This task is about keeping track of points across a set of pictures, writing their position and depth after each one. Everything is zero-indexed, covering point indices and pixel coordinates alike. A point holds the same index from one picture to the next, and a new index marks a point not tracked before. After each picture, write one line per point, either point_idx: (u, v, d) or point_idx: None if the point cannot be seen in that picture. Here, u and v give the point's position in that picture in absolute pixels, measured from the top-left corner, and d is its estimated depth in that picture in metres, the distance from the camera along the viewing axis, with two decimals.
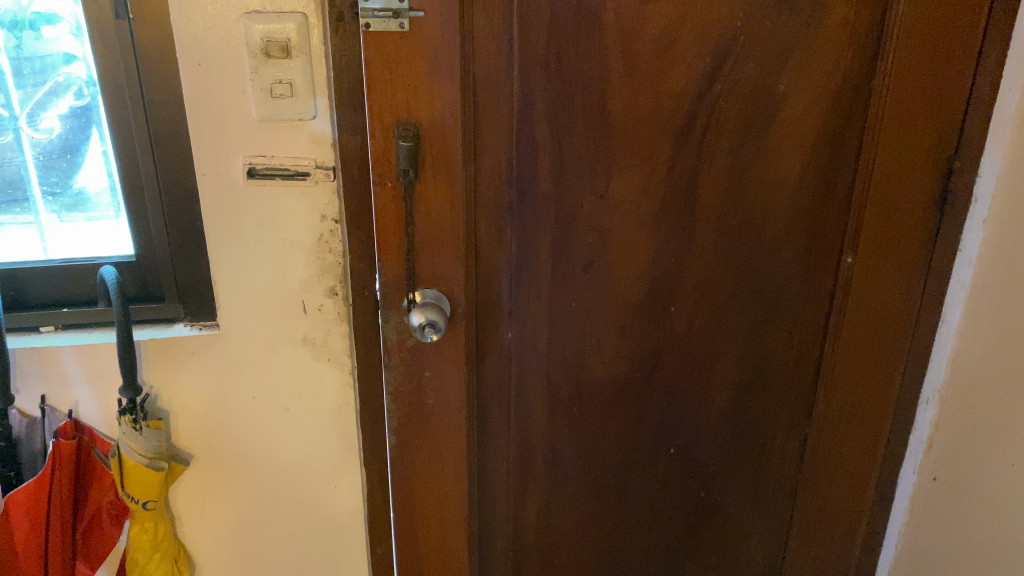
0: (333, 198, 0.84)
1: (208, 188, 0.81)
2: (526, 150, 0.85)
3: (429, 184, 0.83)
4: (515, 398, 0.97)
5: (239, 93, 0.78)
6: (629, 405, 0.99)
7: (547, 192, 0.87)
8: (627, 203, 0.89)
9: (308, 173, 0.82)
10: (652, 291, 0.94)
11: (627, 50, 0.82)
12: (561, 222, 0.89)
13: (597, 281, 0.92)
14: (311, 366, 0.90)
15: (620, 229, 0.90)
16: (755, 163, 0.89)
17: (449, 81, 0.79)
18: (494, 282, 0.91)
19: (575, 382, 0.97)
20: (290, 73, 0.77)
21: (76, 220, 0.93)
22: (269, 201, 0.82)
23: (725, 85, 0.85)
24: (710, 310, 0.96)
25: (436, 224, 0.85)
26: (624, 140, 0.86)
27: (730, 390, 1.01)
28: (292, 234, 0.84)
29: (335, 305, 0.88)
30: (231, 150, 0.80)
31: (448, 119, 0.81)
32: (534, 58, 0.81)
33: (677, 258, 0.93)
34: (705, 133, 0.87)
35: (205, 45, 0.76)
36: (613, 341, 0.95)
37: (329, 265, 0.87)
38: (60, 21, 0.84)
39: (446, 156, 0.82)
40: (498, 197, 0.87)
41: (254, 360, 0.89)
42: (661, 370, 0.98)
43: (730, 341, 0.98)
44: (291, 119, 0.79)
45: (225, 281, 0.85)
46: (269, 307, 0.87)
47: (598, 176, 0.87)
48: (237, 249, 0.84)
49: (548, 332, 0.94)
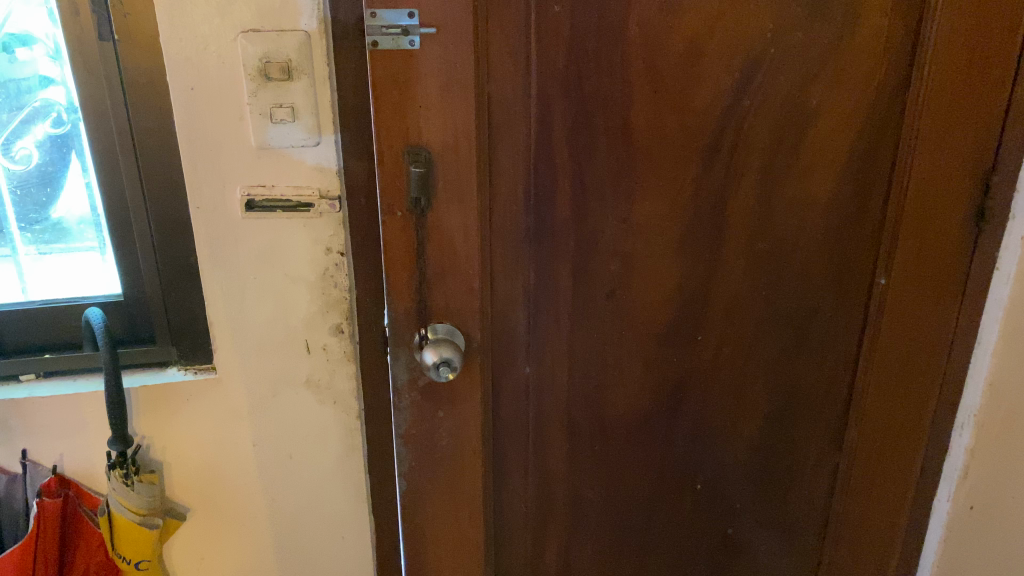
0: (338, 230, 0.77)
1: (203, 223, 0.75)
2: (544, 174, 0.79)
3: (442, 212, 0.77)
4: (533, 437, 0.91)
5: (237, 120, 0.72)
6: (653, 441, 0.94)
7: (567, 218, 0.81)
8: (651, 227, 0.83)
9: (311, 203, 0.75)
10: (678, 320, 0.88)
11: (652, 66, 0.77)
12: (582, 250, 0.83)
13: (619, 311, 0.86)
14: (315, 410, 0.84)
15: (643, 255, 0.84)
16: (786, 182, 0.84)
17: (462, 102, 0.74)
18: (510, 314, 0.85)
19: (597, 418, 0.91)
20: (292, 96, 0.71)
21: (54, 251, 0.86)
22: (269, 235, 0.76)
23: (754, 101, 0.80)
24: (738, 339, 0.91)
25: (449, 255, 0.79)
26: (648, 162, 0.81)
27: (759, 421, 0.96)
28: (293, 269, 0.78)
29: (341, 344, 0.82)
30: (228, 181, 0.74)
31: (462, 142, 0.75)
32: (552, 76, 0.76)
33: (704, 285, 0.87)
34: (733, 152, 0.82)
35: (198, 68, 0.70)
36: (637, 373, 0.90)
37: (335, 302, 0.80)
38: (36, 42, 0.77)
39: (460, 182, 0.77)
40: (514, 224, 0.81)
41: (253, 405, 0.82)
42: (688, 402, 0.92)
43: (758, 370, 0.93)
44: (292, 146, 0.73)
45: (222, 321, 0.79)
46: (270, 348, 0.80)
47: (621, 200, 0.82)
48: (235, 287, 0.78)
49: (568, 367, 0.88)
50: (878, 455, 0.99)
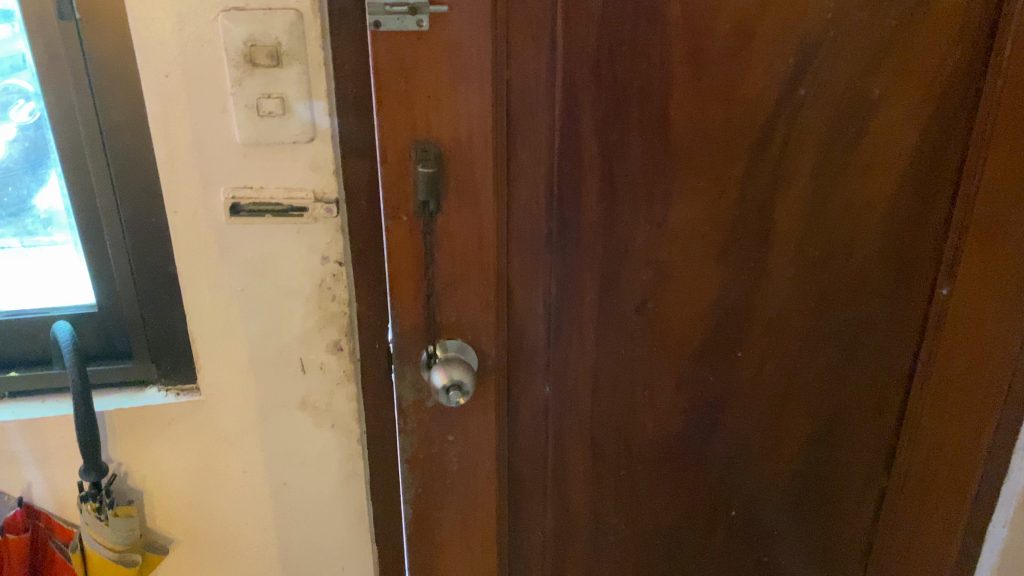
0: (336, 237, 0.68)
1: (183, 228, 0.66)
2: (569, 173, 0.70)
3: (453, 217, 0.69)
4: (553, 462, 0.82)
5: (219, 113, 0.62)
6: (684, 466, 0.85)
7: (594, 222, 0.72)
8: (688, 232, 0.74)
9: (305, 207, 0.66)
10: (716, 335, 0.79)
11: (695, 50, 0.67)
12: (610, 258, 0.74)
13: (650, 325, 0.77)
14: (311, 435, 0.75)
15: (678, 263, 0.75)
16: (841, 182, 0.75)
17: (477, 92, 0.65)
18: (528, 329, 0.76)
19: (623, 441, 0.82)
20: (282, 86, 0.62)
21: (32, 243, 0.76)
22: (257, 242, 0.67)
23: (810, 90, 0.70)
24: (782, 356, 0.82)
25: (461, 264, 0.71)
26: (687, 160, 0.71)
27: (801, 444, 0.86)
28: (286, 280, 0.69)
29: (341, 363, 0.73)
30: (209, 182, 0.65)
31: (476, 139, 0.66)
32: (581, 61, 0.66)
33: (745, 296, 0.78)
34: (783, 148, 0.72)
35: (173, 52, 0.60)
36: (669, 393, 0.81)
37: (332, 316, 0.71)
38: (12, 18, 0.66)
39: (474, 182, 0.68)
40: (535, 228, 0.72)
41: (242, 429, 0.74)
42: (724, 425, 0.83)
43: (803, 389, 0.84)
44: (282, 142, 0.64)
45: (207, 338, 0.70)
46: (260, 367, 0.71)
47: (655, 202, 0.72)
48: (221, 299, 0.69)
49: (592, 386, 0.79)
50: (933, 482, 0.88)
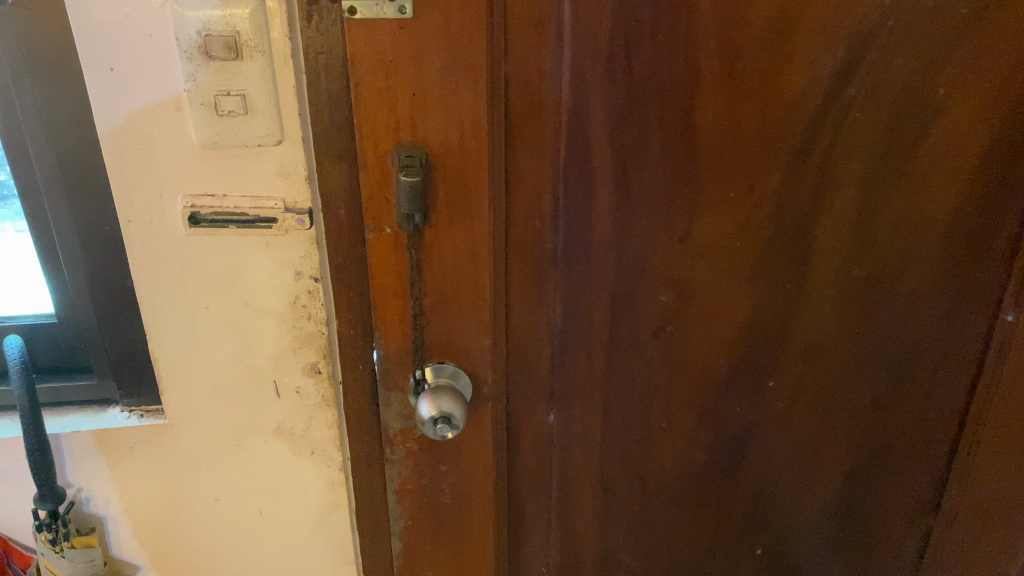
0: (310, 250, 0.60)
1: (138, 240, 0.59)
2: (577, 181, 0.61)
3: (443, 230, 0.61)
4: (557, 494, 0.74)
5: (173, 111, 0.55)
6: (704, 501, 0.76)
7: (606, 237, 0.63)
8: (714, 249, 0.65)
9: (273, 218, 0.58)
10: (744, 363, 0.70)
11: (726, 42, 0.57)
12: (624, 277, 0.65)
13: (669, 351, 0.69)
14: (289, 463, 0.68)
15: (702, 284, 0.66)
16: (894, 194, 0.64)
17: (470, 90, 0.56)
18: (531, 352, 0.68)
19: (637, 475, 0.74)
20: (243, 82, 0.53)
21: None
22: (222, 256, 0.60)
23: (862, 89, 0.60)
24: (820, 386, 0.72)
25: (452, 282, 0.63)
26: (714, 168, 0.62)
27: (837, 481, 0.77)
28: (255, 297, 0.61)
29: (319, 387, 0.65)
30: (165, 189, 0.57)
31: (469, 141, 0.58)
32: (593, 54, 0.57)
33: (778, 320, 0.69)
34: (828, 156, 0.62)
35: (118, 41, 0.52)
36: (689, 424, 0.72)
37: (308, 337, 0.63)
38: None
39: (466, 192, 0.60)
40: (538, 242, 0.64)
41: (212, 455, 0.67)
42: (751, 459, 0.75)
43: (841, 422, 0.74)
44: (245, 145, 0.56)
45: (169, 358, 0.63)
46: (230, 389, 0.65)
47: (677, 215, 0.63)
48: (183, 317, 0.62)
49: (602, 415, 0.71)
50: (986, 538, 0.76)
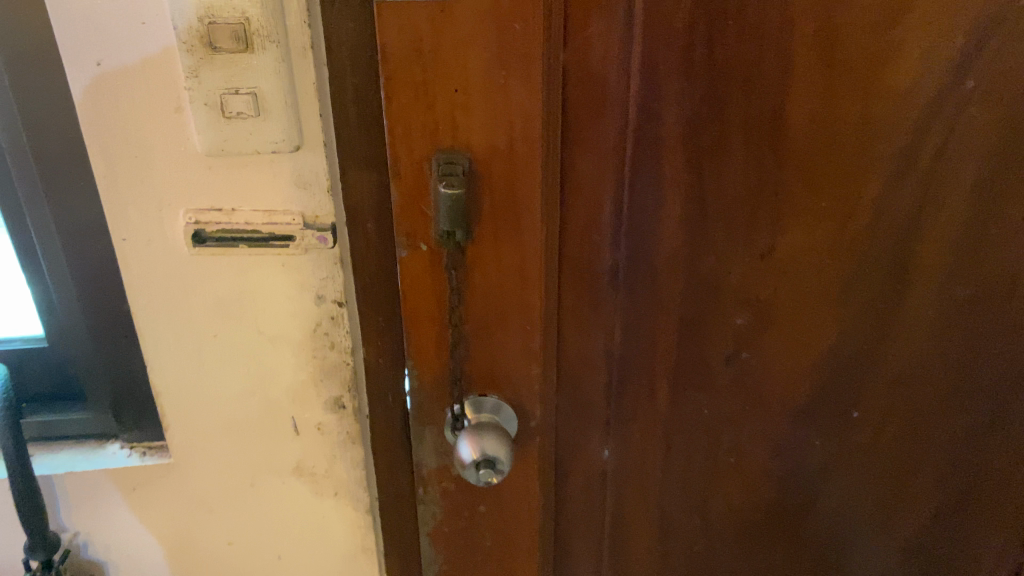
0: (333, 272, 0.52)
1: (134, 261, 0.51)
2: (644, 190, 0.52)
3: (488, 247, 0.52)
4: (610, 532, 0.67)
5: (172, 113, 0.46)
6: (773, 540, 0.68)
7: (676, 253, 0.55)
8: (798, 266, 0.56)
9: (291, 235, 0.50)
10: (826, 392, 0.62)
11: (825, 27, 0.48)
12: (693, 297, 0.56)
13: (742, 378, 0.60)
14: (309, 505, 0.60)
15: (781, 304, 0.57)
16: (1011, 202, 0.55)
17: (522, 87, 0.47)
18: (585, 379, 0.59)
19: (699, 511, 0.66)
20: (253, 78, 0.45)
21: None
22: (231, 279, 0.51)
23: (983, 81, 0.51)
24: (911, 417, 0.63)
25: (497, 305, 0.54)
26: (804, 174, 0.53)
27: (923, 523, 0.68)
28: (270, 325, 0.53)
29: (343, 422, 0.58)
30: (165, 202, 0.49)
31: (520, 144, 0.49)
32: (668, 40, 0.48)
33: (867, 344, 0.60)
34: (937, 159, 0.53)
35: (105, 31, 0.44)
36: (761, 458, 0.64)
37: (331, 368, 0.55)
38: None
39: (514, 203, 0.50)
40: (596, 257, 0.55)
41: (222, 499, 0.59)
42: (828, 496, 0.66)
43: (933, 457, 0.65)
44: (257, 151, 0.47)
45: (174, 391, 0.55)
46: (242, 427, 0.57)
47: (758, 228, 0.54)
48: (188, 347, 0.54)
49: (663, 448, 0.63)
50: None
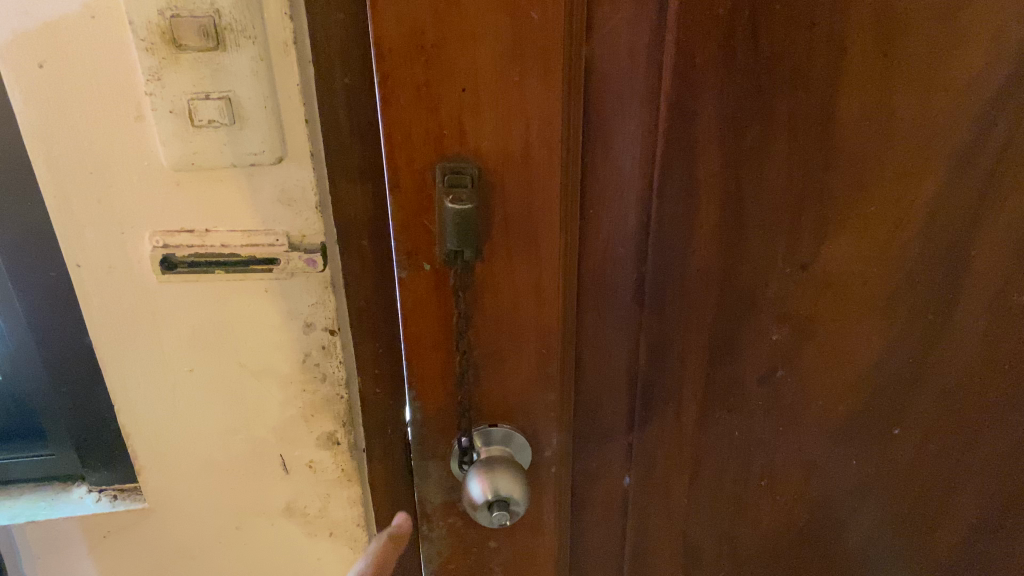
0: (323, 297, 0.46)
1: (93, 290, 0.44)
2: (675, 196, 0.46)
3: (500, 267, 0.45)
4: (629, 553, 0.62)
5: (132, 122, 0.39)
6: (805, 562, 0.63)
7: (709, 265, 0.49)
8: (844, 277, 0.50)
9: (275, 259, 0.44)
10: (868, 410, 0.56)
11: (887, 12, 0.42)
12: (727, 312, 0.51)
13: (777, 398, 0.55)
14: (302, 546, 0.55)
15: (822, 318, 0.52)
16: None
17: (541, 86, 0.40)
18: (605, 401, 0.54)
19: (725, 532, 0.61)
20: (227, 80, 0.38)
21: None
22: (207, 307, 0.45)
23: None
24: (958, 433, 0.58)
25: (511, 330, 0.47)
26: (854, 177, 0.47)
27: (963, 540, 0.63)
28: (254, 357, 0.47)
29: (337, 459, 0.52)
30: (127, 223, 0.42)
31: (537, 151, 0.42)
32: (706, 28, 0.41)
33: (914, 358, 0.54)
34: (1001, 158, 0.47)
35: (48, 28, 0.37)
36: (794, 479, 0.59)
37: (324, 401, 0.49)
38: None
39: (532, 215, 0.44)
40: (619, 271, 0.49)
41: (205, 543, 0.53)
42: (864, 516, 0.61)
43: (980, 474, 0.60)
44: (234, 164, 0.41)
45: (146, 432, 0.49)
46: (224, 467, 0.51)
47: (800, 237, 0.48)
48: (161, 383, 0.47)
49: (689, 472, 0.57)
50: None
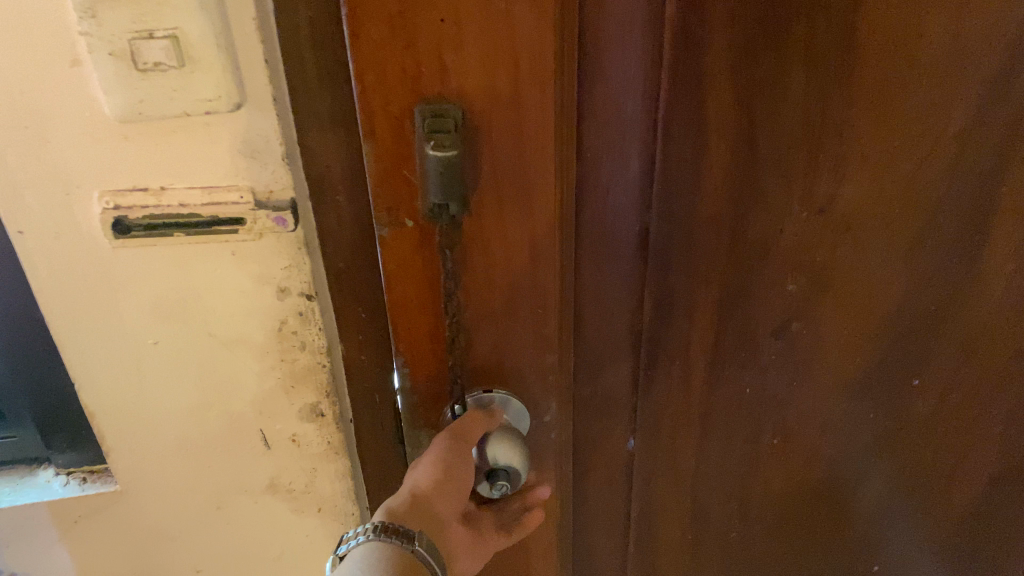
0: (297, 259, 0.41)
1: (40, 259, 0.40)
2: (680, 135, 0.42)
3: (489, 221, 0.41)
4: (634, 513, 0.59)
5: (67, 68, 0.35)
6: (819, 519, 0.60)
7: (719, 211, 0.45)
8: (865, 220, 0.46)
9: (240, 218, 0.39)
10: (887, 362, 0.52)
11: None
12: (736, 261, 0.47)
13: (791, 352, 0.51)
14: (289, 523, 0.51)
15: (839, 267, 0.47)
16: None
17: (531, 13, 0.35)
18: (607, 357, 0.50)
19: (735, 490, 0.58)
20: (172, 15, 0.33)
21: None
22: (169, 273, 0.41)
23: None
24: (987, 390, 0.54)
25: (504, 290, 0.43)
26: (875, 109, 0.42)
27: (986, 499, 0.59)
28: (224, 326, 0.43)
29: (322, 432, 0.48)
30: (71, 184, 0.38)
31: (528, 89, 0.37)
32: None
33: (937, 307, 0.49)
34: None
35: None
36: (808, 434, 0.55)
37: (304, 372, 0.45)
38: None
39: (523, 162, 0.39)
40: (620, 218, 0.45)
41: (185, 523, 0.50)
42: (881, 473, 0.57)
43: (1006, 430, 0.56)
44: (187, 113, 0.36)
45: (111, 409, 0.45)
46: (200, 444, 0.47)
47: (817, 178, 0.44)
48: (125, 357, 0.43)
49: (698, 430, 0.54)
50: None
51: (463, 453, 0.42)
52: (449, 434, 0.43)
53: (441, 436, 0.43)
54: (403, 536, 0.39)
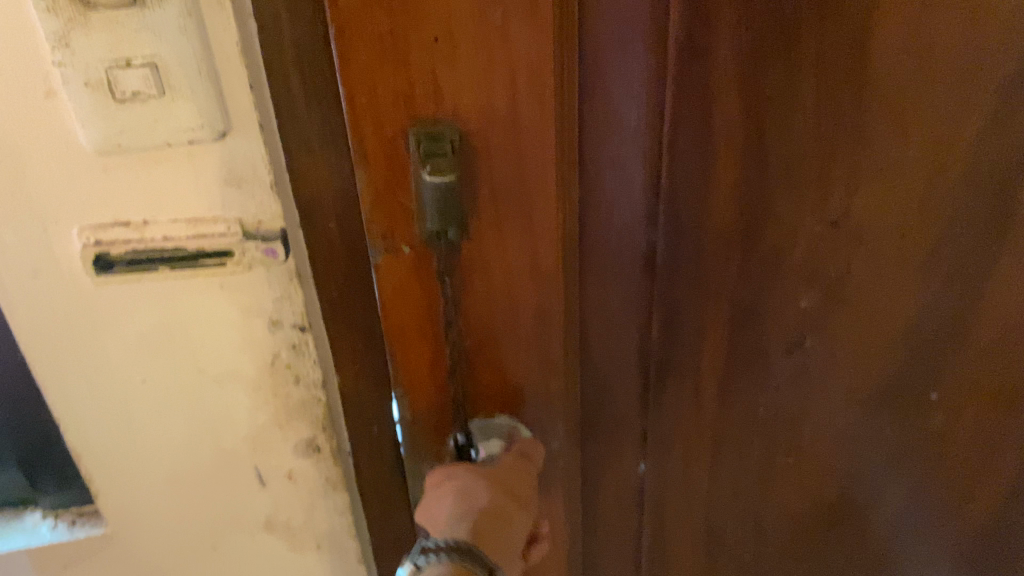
0: (288, 290, 0.40)
1: (19, 298, 0.38)
2: (686, 151, 0.40)
3: (488, 246, 0.39)
4: (644, 536, 0.57)
5: (42, 100, 0.33)
6: (834, 537, 0.58)
7: (728, 227, 0.43)
8: (878, 232, 0.44)
9: (227, 249, 0.38)
10: (903, 380, 0.50)
11: None
12: (748, 277, 0.45)
13: (804, 370, 0.49)
14: (288, 559, 0.50)
15: (853, 279, 0.45)
16: None
17: (529, 31, 0.34)
18: (614, 381, 0.48)
19: (747, 509, 0.56)
20: (150, 41, 0.32)
21: None
22: (155, 309, 0.39)
23: None
24: (1010, 406, 0.51)
25: (505, 316, 0.41)
26: (888, 119, 0.40)
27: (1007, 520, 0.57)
28: (214, 361, 0.41)
29: (320, 466, 0.46)
30: (50, 219, 0.36)
31: (528, 109, 0.35)
32: None
33: (953, 322, 0.48)
34: None
35: None
36: (821, 452, 0.53)
37: (299, 406, 0.44)
38: None
39: (523, 185, 0.37)
40: (625, 238, 0.43)
41: (181, 562, 0.48)
42: (897, 494, 0.55)
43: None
44: (170, 142, 0.34)
45: (99, 450, 0.43)
46: (192, 483, 0.45)
47: (829, 190, 0.42)
48: (112, 397, 0.41)
49: (708, 450, 0.52)
50: None
51: (520, 474, 0.41)
52: (510, 460, 0.41)
53: (501, 462, 0.41)
54: (477, 559, 0.32)
